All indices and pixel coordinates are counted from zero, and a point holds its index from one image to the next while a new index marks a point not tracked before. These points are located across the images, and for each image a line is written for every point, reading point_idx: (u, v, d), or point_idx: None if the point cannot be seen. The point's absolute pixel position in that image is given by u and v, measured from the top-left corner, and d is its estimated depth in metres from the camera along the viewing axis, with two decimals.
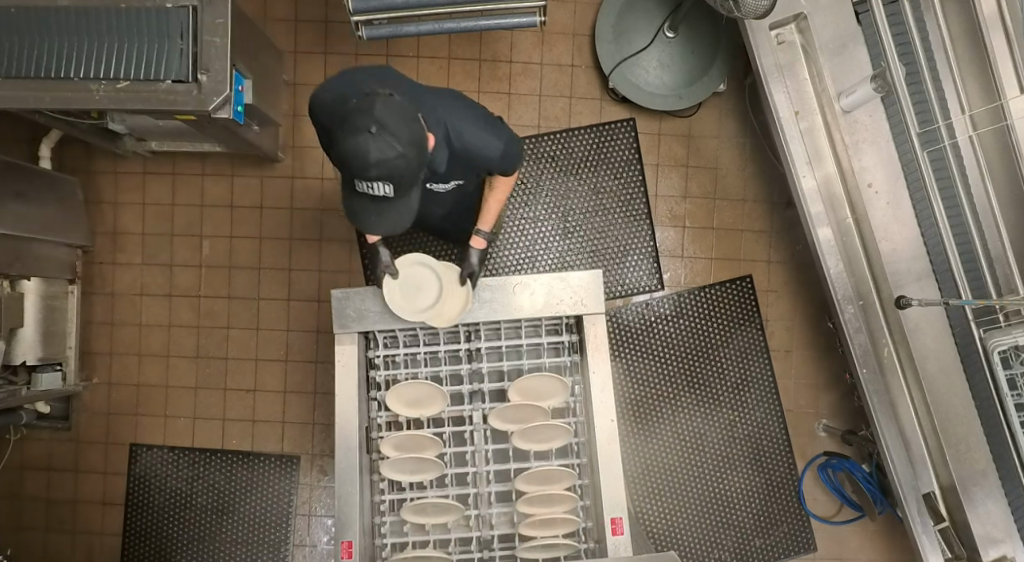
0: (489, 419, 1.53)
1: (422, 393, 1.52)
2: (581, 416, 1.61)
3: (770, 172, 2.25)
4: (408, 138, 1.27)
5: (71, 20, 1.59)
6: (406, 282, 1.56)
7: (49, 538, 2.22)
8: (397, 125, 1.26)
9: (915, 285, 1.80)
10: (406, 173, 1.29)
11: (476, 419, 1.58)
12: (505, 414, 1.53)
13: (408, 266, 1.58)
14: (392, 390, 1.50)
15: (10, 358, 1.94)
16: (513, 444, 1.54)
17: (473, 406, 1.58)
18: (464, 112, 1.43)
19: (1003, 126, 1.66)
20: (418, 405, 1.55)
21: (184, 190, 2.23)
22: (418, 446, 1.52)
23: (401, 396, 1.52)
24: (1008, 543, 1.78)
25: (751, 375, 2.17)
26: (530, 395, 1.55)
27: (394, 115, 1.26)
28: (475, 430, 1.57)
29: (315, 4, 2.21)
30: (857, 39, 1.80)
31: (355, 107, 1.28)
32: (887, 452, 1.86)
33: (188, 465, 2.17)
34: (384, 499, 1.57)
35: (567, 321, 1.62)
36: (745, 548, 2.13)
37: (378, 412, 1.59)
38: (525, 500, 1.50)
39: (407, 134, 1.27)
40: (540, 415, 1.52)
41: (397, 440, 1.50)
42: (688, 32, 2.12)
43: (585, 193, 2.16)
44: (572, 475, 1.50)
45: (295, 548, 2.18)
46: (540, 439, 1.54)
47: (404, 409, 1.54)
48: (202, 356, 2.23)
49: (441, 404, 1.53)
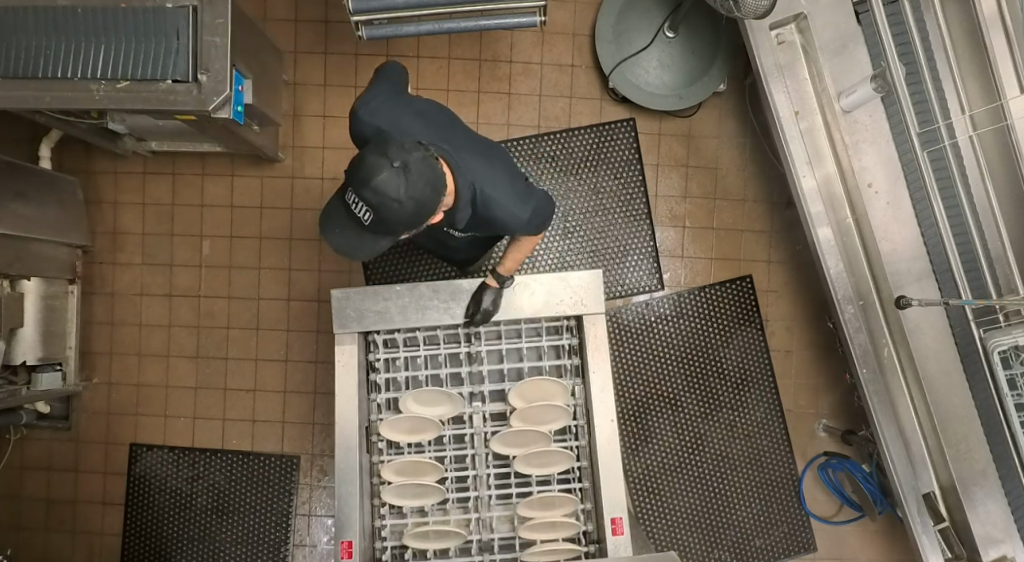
0: (492, 444, 1.52)
1: (420, 421, 1.52)
2: (582, 441, 1.59)
3: (770, 172, 2.25)
4: (415, 193, 1.26)
5: (68, 19, 1.58)
6: (415, 412, 1.54)
7: (49, 538, 2.22)
8: (418, 180, 1.26)
9: (915, 285, 1.80)
10: (392, 217, 1.28)
11: (476, 443, 1.56)
12: (507, 438, 1.52)
13: (427, 388, 1.52)
14: (386, 421, 1.51)
15: (10, 358, 1.94)
16: (515, 469, 1.54)
17: (474, 430, 1.57)
18: (503, 183, 1.41)
19: (1004, 126, 1.66)
20: (415, 431, 1.54)
21: (184, 190, 2.23)
22: (418, 471, 1.52)
23: (399, 424, 1.52)
24: (1008, 543, 1.78)
25: (751, 374, 2.17)
26: (531, 419, 1.55)
27: (423, 169, 1.26)
28: (476, 453, 1.56)
29: (316, 3, 2.21)
30: (857, 39, 1.80)
31: (401, 142, 1.30)
32: (887, 451, 1.86)
33: (188, 465, 2.18)
34: (385, 525, 1.56)
35: (570, 342, 1.60)
36: (745, 548, 2.13)
37: (378, 436, 1.57)
38: (528, 526, 1.49)
39: (420, 191, 1.26)
40: (541, 441, 1.53)
41: (398, 466, 1.51)
42: (688, 32, 2.12)
43: (585, 193, 2.16)
44: (573, 501, 1.50)
45: (294, 548, 2.18)
46: (540, 463, 1.54)
47: (403, 437, 1.54)
48: (202, 355, 2.23)
49: (441, 429, 1.52)
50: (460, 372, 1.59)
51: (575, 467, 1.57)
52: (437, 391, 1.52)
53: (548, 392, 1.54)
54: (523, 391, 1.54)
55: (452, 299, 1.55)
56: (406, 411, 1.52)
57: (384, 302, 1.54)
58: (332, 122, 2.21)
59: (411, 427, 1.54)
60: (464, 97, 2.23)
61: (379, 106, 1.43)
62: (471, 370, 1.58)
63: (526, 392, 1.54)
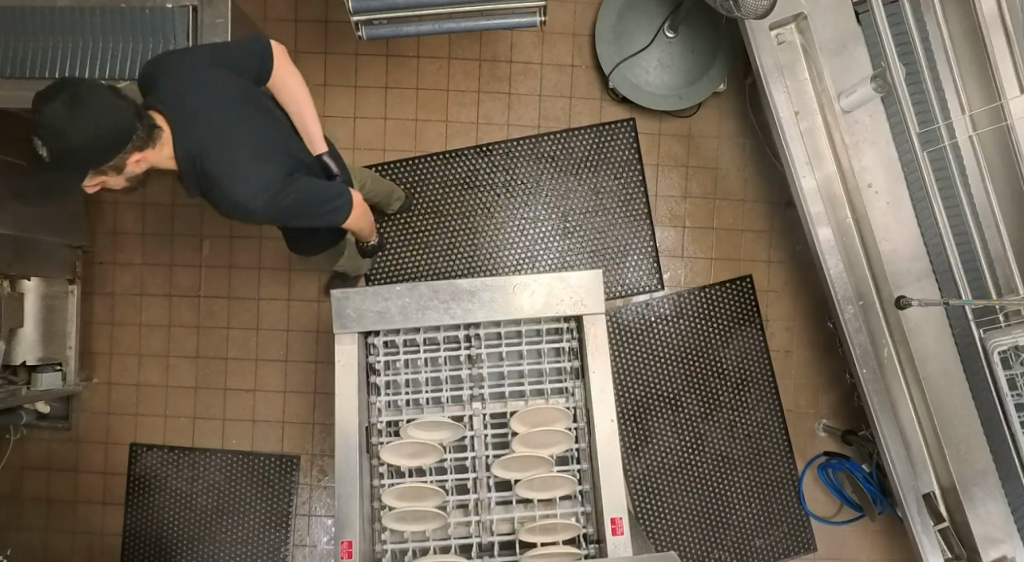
0: (494, 470, 1.52)
1: (422, 446, 1.51)
2: (585, 464, 1.58)
3: (770, 172, 2.25)
4: (81, 123, 1.20)
5: (69, 19, 1.58)
6: (414, 443, 1.53)
7: (49, 538, 2.23)
8: (88, 113, 1.21)
9: (915, 285, 1.80)
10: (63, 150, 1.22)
11: (478, 467, 1.56)
12: (509, 463, 1.52)
13: (430, 416, 1.52)
14: (388, 446, 1.50)
15: (10, 358, 1.95)
16: (516, 493, 1.53)
17: (476, 454, 1.57)
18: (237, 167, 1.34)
19: (1003, 125, 1.65)
20: (416, 457, 1.54)
21: (184, 191, 2.23)
22: (418, 496, 1.51)
23: (400, 449, 1.52)
24: (1008, 543, 1.79)
25: (751, 374, 2.17)
26: (531, 444, 1.54)
27: (95, 103, 1.21)
28: (478, 478, 1.56)
29: (316, 3, 2.21)
30: (857, 39, 1.80)
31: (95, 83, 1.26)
32: (887, 451, 1.86)
33: (188, 465, 2.18)
34: (386, 549, 1.55)
35: (572, 365, 1.59)
36: (745, 548, 2.13)
37: (378, 462, 1.57)
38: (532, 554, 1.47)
39: (88, 123, 1.20)
40: (542, 466, 1.53)
41: (399, 491, 1.50)
42: (688, 32, 2.13)
43: (585, 193, 2.17)
44: (575, 527, 1.49)
45: (294, 548, 2.18)
46: (540, 486, 1.53)
47: (404, 461, 1.53)
48: (203, 356, 2.23)
49: (442, 454, 1.53)
50: (461, 396, 1.59)
51: (577, 492, 1.56)
52: (438, 416, 1.53)
53: (547, 417, 1.55)
54: (524, 417, 1.54)
55: (452, 299, 1.53)
56: (407, 438, 1.52)
57: (384, 302, 1.53)
58: (332, 123, 2.23)
59: (411, 457, 1.54)
60: (464, 97, 2.23)
61: (183, 62, 1.37)
62: (471, 393, 1.58)
63: (528, 419, 1.54)
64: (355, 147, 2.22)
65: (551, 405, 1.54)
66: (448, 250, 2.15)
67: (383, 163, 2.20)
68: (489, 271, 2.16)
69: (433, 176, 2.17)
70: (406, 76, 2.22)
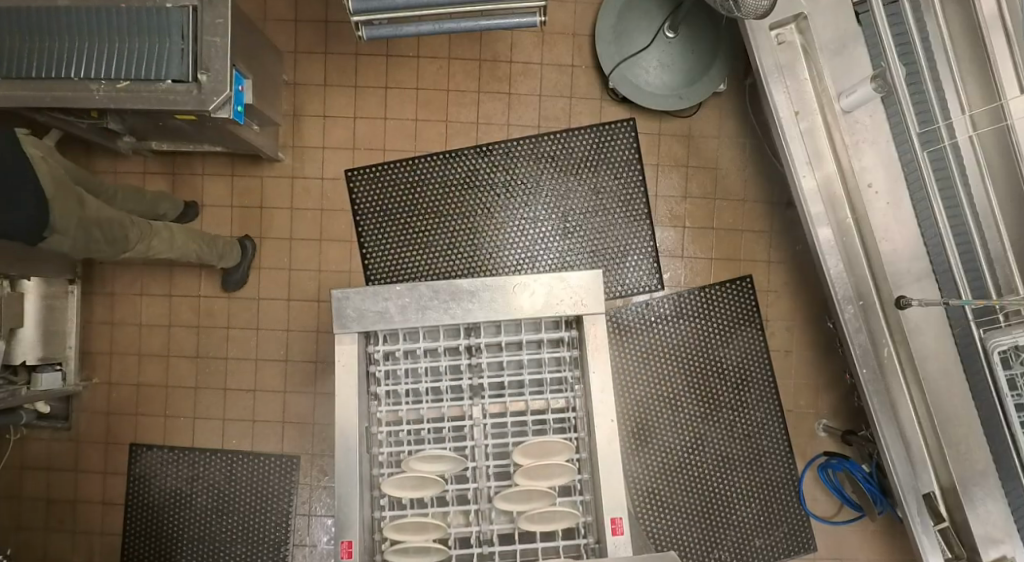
0: (494, 502, 1.49)
1: (422, 477, 1.48)
2: (588, 495, 1.56)
3: (770, 172, 2.25)
4: None
5: (65, 18, 1.59)
6: (414, 477, 1.48)
7: (49, 538, 2.22)
8: None
9: (915, 285, 1.81)
10: None
11: (480, 498, 1.54)
12: (509, 495, 1.49)
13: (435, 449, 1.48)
14: (388, 479, 1.48)
15: (9, 358, 1.94)
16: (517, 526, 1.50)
17: (478, 485, 1.54)
18: None
19: (1004, 125, 1.66)
20: (416, 489, 1.50)
21: (184, 190, 2.22)
22: (419, 528, 1.48)
23: (402, 481, 1.48)
24: (1008, 543, 1.79)
25: (751, 374, 2.17)
26: (534, 475, 1.51)
27: None
28: (481, 509, 1.53)
29: (316, 3, 2.21)
30: (857, 39, 1.80)
31: None
32: (887, 451, 1.85)
33: (188, 465, 2.19)
34: None
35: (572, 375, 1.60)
36: (745, 548, 2.13)
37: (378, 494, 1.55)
38: None
39: None
40: (542, 500, 1.49)
41: (398, 524, 1.47)
42: (688, 32, 2.13)
43: (584, 193, 2.17)
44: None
45: (294, 548, 2.18)
46: (540, 519, 1.51)
47: (405, 494, 1.49)
48: (202, 356, 2.23)
49: (443, 486, 1.49)
50: (461, 405, 1.59)
51: (580, 524, 1.54)
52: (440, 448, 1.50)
53: (548, 448, 1.51)
54: (526, 449, 1.51)
55: (452, 299, 1.52)
56: (408, 469, 1.49)
57: (384, 302, 1.53)
58: (332, 123, 2.22)
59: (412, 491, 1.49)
60: (464, 98, 2.23)
61: None
62: (471, 400, 1.58)
63: (529, 449, 1.52)
64: (354, 147, 2.22)
65: (554, 437, 1.51)
66: (449, 249, 2.15)
67: (383, 163, 2.20)
68: (490, 272, 2.16)
69: (433, 176, 2.17)
70: (406, 75, 2.22)
